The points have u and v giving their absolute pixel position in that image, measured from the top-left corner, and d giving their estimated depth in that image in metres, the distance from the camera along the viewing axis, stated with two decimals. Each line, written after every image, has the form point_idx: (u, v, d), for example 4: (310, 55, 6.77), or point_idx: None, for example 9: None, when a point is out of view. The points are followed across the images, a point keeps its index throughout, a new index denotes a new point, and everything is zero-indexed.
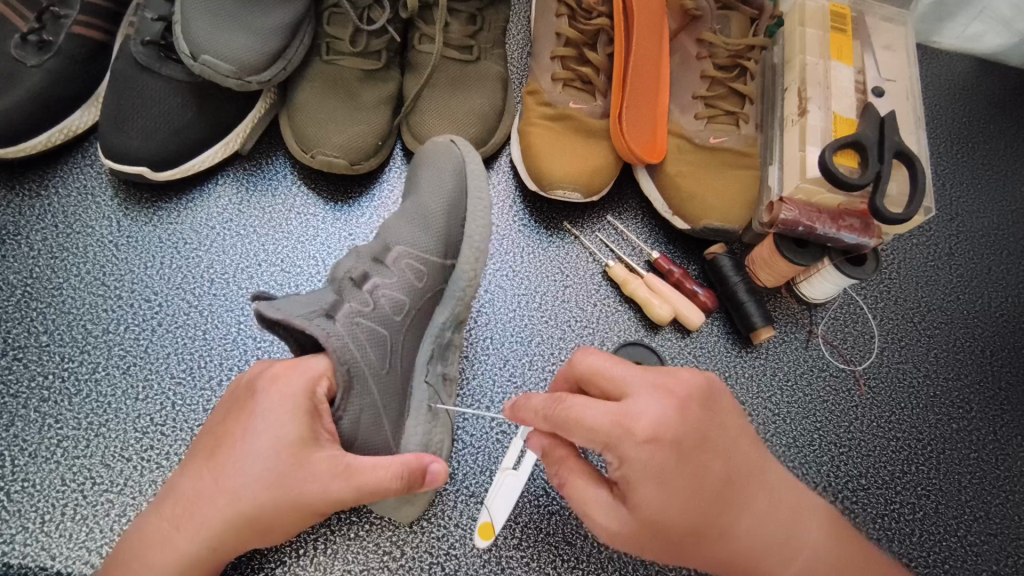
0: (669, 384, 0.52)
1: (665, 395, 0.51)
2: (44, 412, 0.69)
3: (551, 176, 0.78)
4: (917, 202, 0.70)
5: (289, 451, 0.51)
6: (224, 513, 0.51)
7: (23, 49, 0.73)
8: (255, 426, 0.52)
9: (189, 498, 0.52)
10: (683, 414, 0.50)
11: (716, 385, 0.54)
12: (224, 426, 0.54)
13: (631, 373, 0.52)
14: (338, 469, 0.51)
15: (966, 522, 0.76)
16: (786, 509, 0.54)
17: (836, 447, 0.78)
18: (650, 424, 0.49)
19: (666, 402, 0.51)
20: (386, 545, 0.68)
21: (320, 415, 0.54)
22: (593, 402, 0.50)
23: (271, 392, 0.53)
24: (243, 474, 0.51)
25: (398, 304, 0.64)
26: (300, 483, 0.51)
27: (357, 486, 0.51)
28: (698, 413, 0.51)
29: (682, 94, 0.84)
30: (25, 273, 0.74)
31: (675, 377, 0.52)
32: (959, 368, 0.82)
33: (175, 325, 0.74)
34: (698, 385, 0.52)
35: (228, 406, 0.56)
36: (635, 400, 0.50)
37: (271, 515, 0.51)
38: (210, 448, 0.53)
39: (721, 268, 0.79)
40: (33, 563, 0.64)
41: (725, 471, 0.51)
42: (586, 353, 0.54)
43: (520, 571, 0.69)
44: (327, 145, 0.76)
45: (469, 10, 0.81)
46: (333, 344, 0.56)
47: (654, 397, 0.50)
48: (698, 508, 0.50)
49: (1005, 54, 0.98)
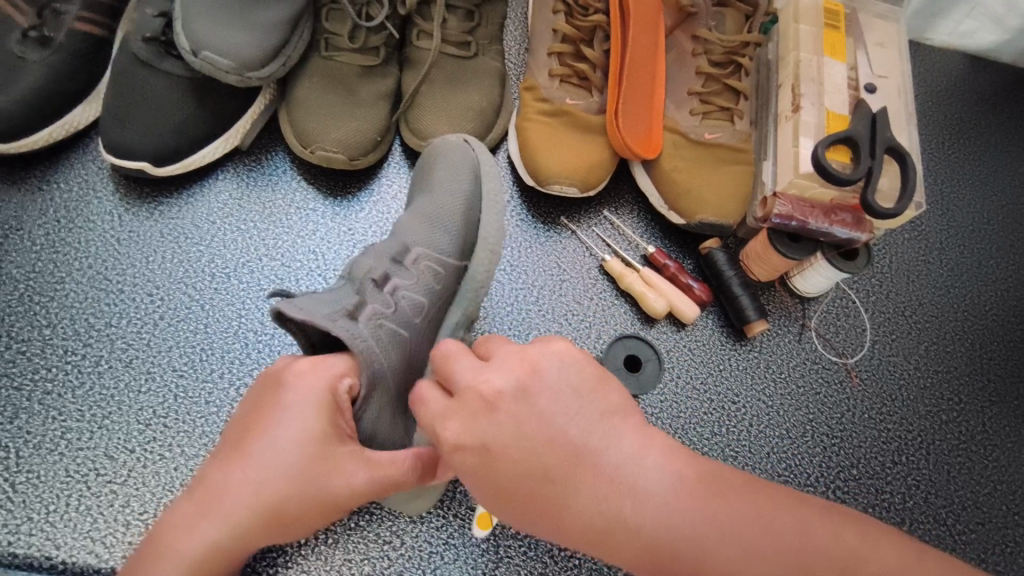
0: (482, 385, 0.48)
1: (476, 399, 0.48)
2: (48, 405, 0.70)
3: (547, 171, 0.79)
4: (910, 196, 0.72)
5: (316, 443, 0.52)
6: (249, 501, 0.51)
7: (24, 45, 0.73)
8: (284, 417, 0.53)
9: (212, 487, 0.52)
10: (494, 419, 0.47)
11: (546, 367, 0.49)
12: (250, 419, 0.54)
13: (454, 373, 0.49)
14: (362, 462, 0.54)
15: (955, 511, 0.78)
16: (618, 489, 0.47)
17: (827, 438, 0.79)
18: (460, 440, 0.48)
19: (476, 408, 0.48)
20: (386, 535, 0.69)
21: (340, 410, 0.55)
22: (426, 390, 0.50)
23: (298, 389, 0.54)
24: (268, 466, 0.52)
25: (418, 306, 0.64)
26: (327, 477, 0.52)
27: (378, 478, 0.54)
28: (509, 409, 0.47)
29: (677, 90, 0.85)
30: (28, 267, 0.74)
31: (489, 378, 0.48)
32: (949, 361, 0.84)
33: (177, 319, 0.75)
34: (517, 382, 0.48)
35: (257, 394, 0.56)
36: (448, 406, 0.49)
37: (296, 505, 0.52)
38: (236, 441, 0.53)
39: (715, 262, 0.80)
40: (39, 553, 0.65)
41: (548, 456, 0.47)
42: (442, 340, 0.51)
43: (518, 560, 0.70)
44: (326, 141, 0.77)
45: (466, 6, 0.82)
46: (356, 345, 0.57)
47: (466, 406, 0.48)
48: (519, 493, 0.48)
49: (996, 51, 0.99)
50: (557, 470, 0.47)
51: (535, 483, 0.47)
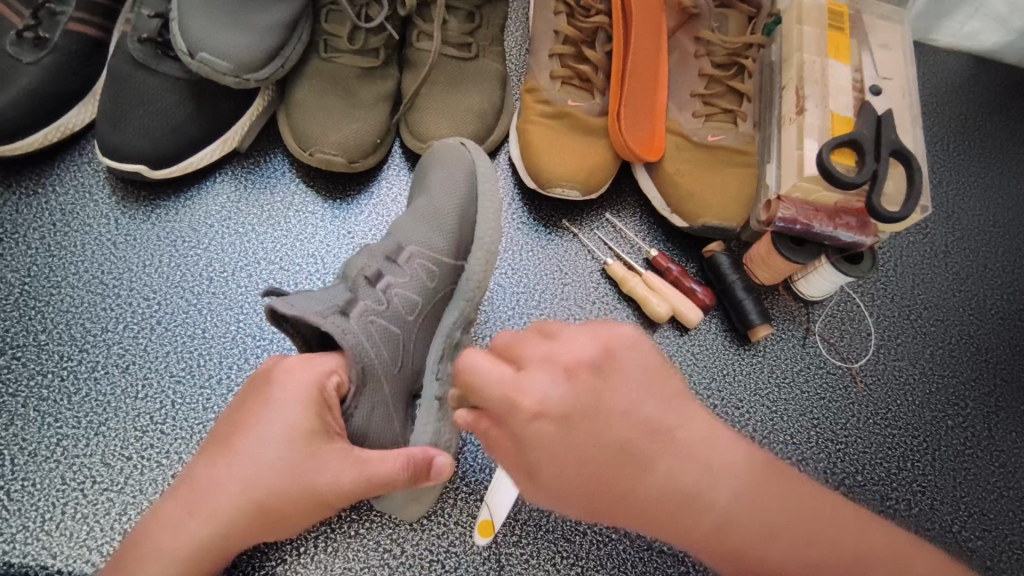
0: (563, 355, 0.49)
1: (556, 367, 0.48)
2: (44, 411, 0.69)
3: (549, 174, 0.78)
4: (915, 199, 0.71)
5: (300, 441, 0.51)
6: (234, 499, 0.51)
7: (18, 46, 0.72)
8: (269, 414, 0.52)
9: (199, 483, 0.52)
10: (572, 386, 0.48)
11: (615, 342, 0.50)
12: (238, 418, 0.54)
13: (528, 350, 0.50)
14: (350, 461, 0.52)
15: (961, 518, 0.77)
16: (692, 466, 0.49)
17: (833, 444, 0.78)
18: (542, 405, 0.47)
19: (557, 376, 0.48)
20: (386, 543, 0.68)
21: (328, 408, 0.54)
22: (482, 362, 0.48)
23: (284, 385, 0.53)
24: (253, 463, 0.51)
25: (410, 304, 0.64)
26: (314, 473, 0.51)
27: (365, 477, 0.52)
28: (588, 380, 0.48)
29: (680, 92, 0.84)
30: (23, 271, 0.73)
31: (572, 348, 0.49)
32: (955, 366, 0.83)
33: (175, 324, 0.74)
34: (597, 351, 0.49)
35: (245, 394, 0.55)
36: (517, 376, 0.48)
37: (283, 503, 0.52)
38: (222, 439, 0.53)
39: (719, 266, 0.80)
40: (34, 562, 0.64)
41: (626, 432, 0.48)
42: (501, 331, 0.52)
43: (519, 568, 0.69)
44: (325, 143, 0.76)
45: (467, 7, 0.81)
46: (346, 342, 0.56)
47: (545, 375, 0.48)
48: (594, 470, 0.48)
49: (1000, 52, 0.98)
50: (634, 446, 0.48)
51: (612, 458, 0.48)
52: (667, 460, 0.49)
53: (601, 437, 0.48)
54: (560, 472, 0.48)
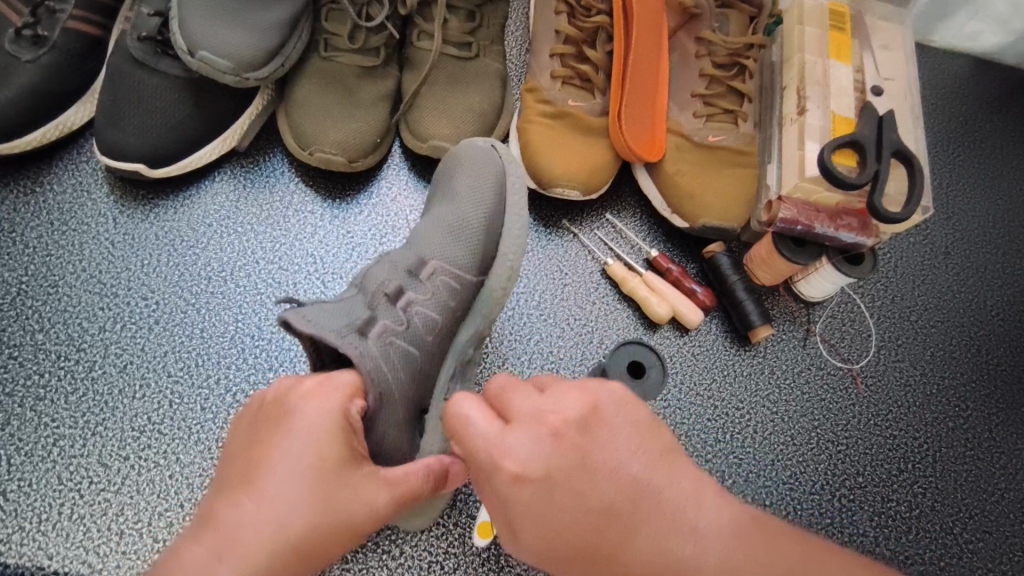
0: (550, 415, 0.48)
1: (542, 427, 0.48)
2: (41, 411, 0.69)
3: (550, 173, 0.78)
4: (916, 200, 0.70)
5: (332, 466, 0.48)
6: (269, 537, 0.45)
7: (17, 44, 0.72)
8: (297, 441, 0.48)
9: (219, 527, 0.45)
10: (557, 447, 0.47)
11: (603, 399, 0.49)
12: (254, 450, 0.48)
13: (516, 403, 0.49)
14: (379, 483, 0.50)
15: (962, 520, 0.77)
16: (674, 529, 0.46)
17: (833, 446, 0.78)
18: (524, 468, 0.46)
19: (542, 436, 0.47)
20: (385, 544, 0.68)
21: (354, 432, 0.51)
22: (472, 412, 0.48)
23: (308, 410, 0.50)
24: (287, 492, 0.46)
25: (430, 323, 0.63)
26: (349, 500, 0.48)
27: (398, 495, 0.51)
28: (574, 440, 0.47)
29: (682, 92, 0.84)
30: (20, 271, 0.73)
31: (559, 406, 0.48)
32: (955, 368, 0.83)
33: (173, 324, 0.74)
34: (583, 411, 0.48)
35: (255, 425, 0.51)
36: (502, 432, 0.47)
37: (319, 538, 0.47)
38: (243, 474, 0.47)
39: (720, 266, 0.79)
40: (30, 563, 0.64)
41: (611, 493, 0.47)
42: (497, 374, 0.52)
43: (519, 569, 0.69)
44: (325, 142, 0.76)
45: (467, 6, 0.81)
46: (364, 364, 0.55)
47: (529, 433, 0.47)
48: (579, 529, 0.46)
49: (1001, 53, 0.98)
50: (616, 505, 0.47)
51: (595, 518, 0.46)
52: (650, 519, 0.46)
53: (584, 494, 0.47)
54: (541, 533, 0.47)
